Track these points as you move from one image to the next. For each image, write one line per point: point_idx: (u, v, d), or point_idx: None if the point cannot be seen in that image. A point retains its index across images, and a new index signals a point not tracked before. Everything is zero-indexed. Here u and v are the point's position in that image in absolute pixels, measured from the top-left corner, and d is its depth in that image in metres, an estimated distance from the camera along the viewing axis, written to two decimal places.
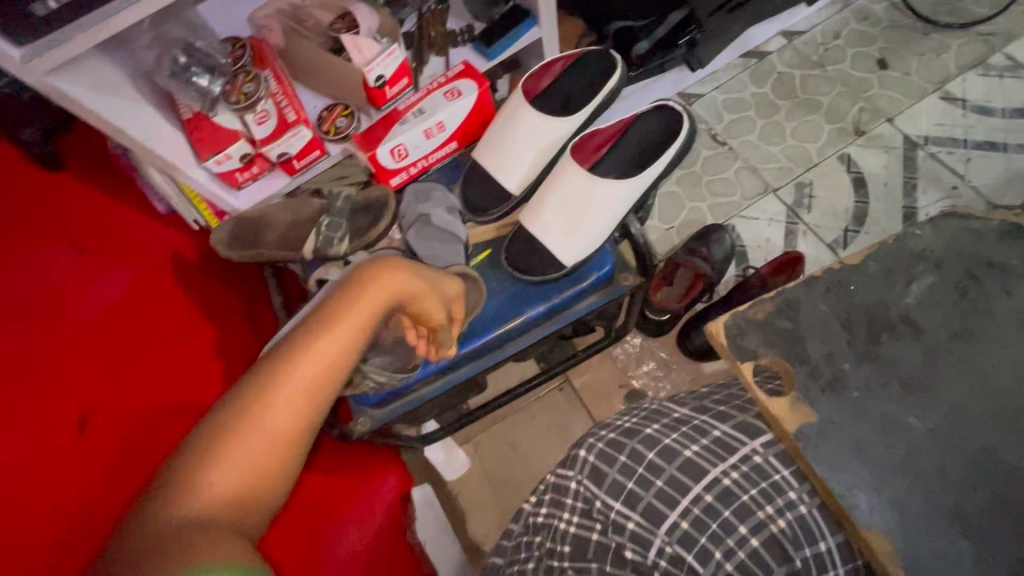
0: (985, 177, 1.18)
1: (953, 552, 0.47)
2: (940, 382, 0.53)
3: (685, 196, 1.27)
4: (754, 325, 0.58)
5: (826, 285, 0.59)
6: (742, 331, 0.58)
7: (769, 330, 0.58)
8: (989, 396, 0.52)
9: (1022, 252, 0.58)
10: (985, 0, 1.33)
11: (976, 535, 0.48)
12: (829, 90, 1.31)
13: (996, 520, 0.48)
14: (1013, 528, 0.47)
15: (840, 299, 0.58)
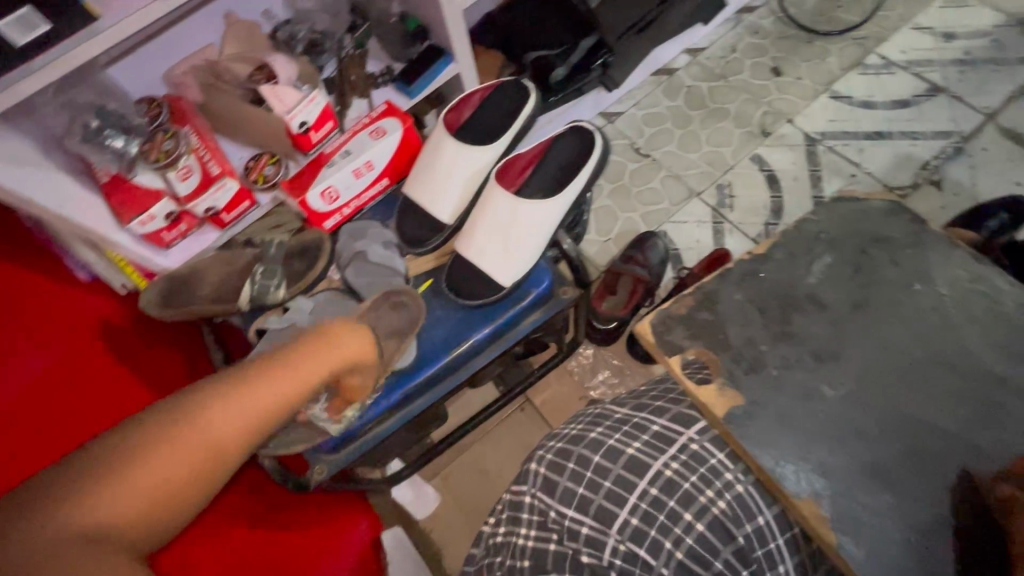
0: (878, 164, 1.30)
1: (874, 505, 0.52)
2: (846, 351, 0.58)
3: (617, 208, 1.34)
4: (679, 320, 0.62)
5: (739, 275, 0.64)
6: (668, 327, 0.62)
7: (691, 323, 0.62)
8: (889, 358, 0.57)
9: (903, 224, 0.64)
10: (856, 8, 1.49)
11: (893, 487, 0.52)
12: (734, 99, 1.43)
13: (908, 470, 0.52)
14: (922, 475, 0.52)
15: (752, 285, 0.63)
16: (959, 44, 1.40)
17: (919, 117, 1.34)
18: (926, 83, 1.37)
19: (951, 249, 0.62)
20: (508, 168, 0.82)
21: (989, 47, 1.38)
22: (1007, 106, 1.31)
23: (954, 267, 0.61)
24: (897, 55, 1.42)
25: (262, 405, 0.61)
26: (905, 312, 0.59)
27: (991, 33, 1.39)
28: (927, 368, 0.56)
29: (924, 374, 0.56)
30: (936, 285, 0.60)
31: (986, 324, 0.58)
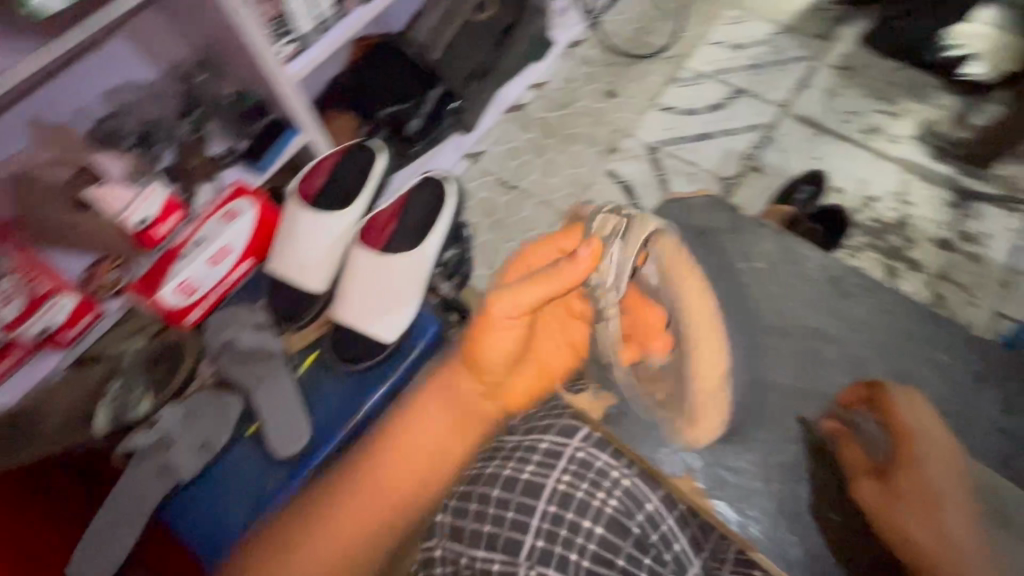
0: (709, 159, 1.50)
1: (733, 464, 0.61)
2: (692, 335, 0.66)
3: (499, 240, 1.44)
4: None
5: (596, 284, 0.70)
6: None
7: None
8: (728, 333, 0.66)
9: (719, 213, 0.74)
10: (663, 32, 1.72)
11: (745, 443, 0.61)
12: (580, 123, 1.59)
13: (754, 426, 0.62)
14: (765, 427, 0.62)
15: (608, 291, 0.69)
16: (749, 52, 1.66)
17: (732, 115, 1.56)
18: (731, 87, 1.61)
19: (758, 228, 0.73)
20: (370, 228, 0.84)
21: (772, 51, 1.65)
22: (795, 97, 1.57)
23: (762, 244, 0.72)
24: (703, 67, 1.65)
25: (420, 456, 0.76)
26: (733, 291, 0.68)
27: (770, 40, 1.67)
28: (757, 334, 0.66)
29: (757, 340, 0.66)
30: (752, 262, 0.70)
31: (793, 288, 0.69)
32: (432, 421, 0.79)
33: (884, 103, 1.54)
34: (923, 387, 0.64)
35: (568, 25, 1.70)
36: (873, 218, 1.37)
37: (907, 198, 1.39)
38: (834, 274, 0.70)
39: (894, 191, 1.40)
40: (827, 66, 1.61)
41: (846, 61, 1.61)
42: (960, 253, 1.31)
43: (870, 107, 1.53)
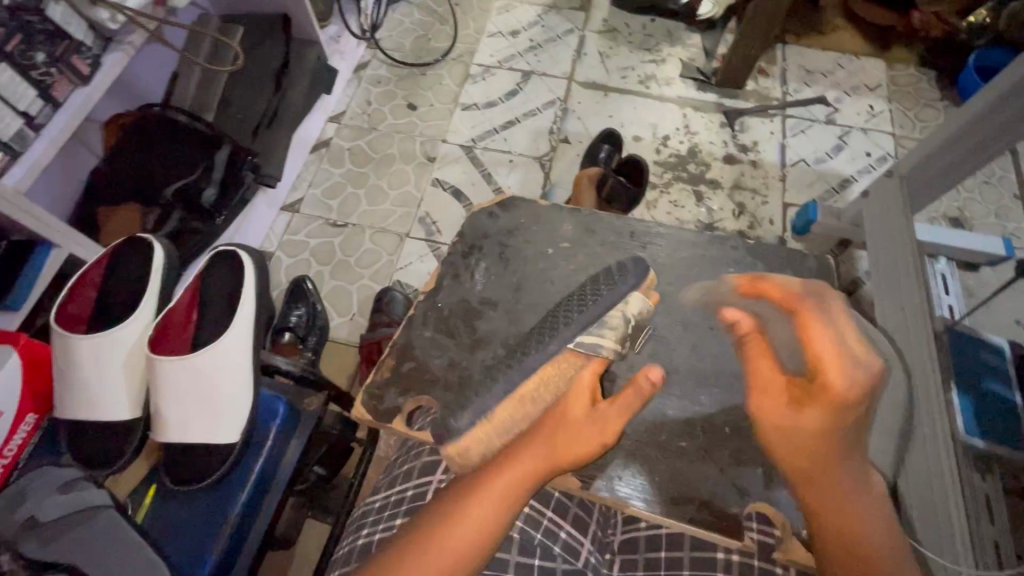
0: (521, 142, 1.57)
1: None
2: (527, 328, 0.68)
3: (346, 282, 1.37)
4: (387, 383, 0.66)
5: (423, 311, 0.70)
6: (379, 397, 0.65)
7: (400, 379, 0.66)
8: None
9: (520, 203, 0.78)
10: (442, 36, 1.76)
11: None
12: (391, 142, 1.58)
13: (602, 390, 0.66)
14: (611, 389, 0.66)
15: (435, 311, 0.69)
16: (524, 36, 1.76)
17: (529, 97, 1.65)
18: (519, 72, 1.69)
19: (557, 206, 0.77)
20: (165, 328, 0.73)
21: (544, 31, 1.77)
22: (576, 67, 1.70)
23: (564, 220, 0.76)
24: (489, 60, 1.72)
25: (496, 496, 0.51)
26: (551, 272, 0.72)
27: (539, 21, 1.79)
28: None
29: None
30: (560, 242, 0.74)
31: (601, 253, 0.74)
32: (517, 463, 0.53)
33: (649, 53, 1.72)
34: (724, 300, 0.72)
35: (347, 49, 1.67)
36: (670, 155, 1.54)
37: (691, 130, 1.57)
38: (630, 225, 0.76)
39: (680, 127, 1.58)
40: (594, 32, 1.76)
41: (608, 24, 1.77)
42: (744, 163, 1.52)
43: (640, 60, 1.71)
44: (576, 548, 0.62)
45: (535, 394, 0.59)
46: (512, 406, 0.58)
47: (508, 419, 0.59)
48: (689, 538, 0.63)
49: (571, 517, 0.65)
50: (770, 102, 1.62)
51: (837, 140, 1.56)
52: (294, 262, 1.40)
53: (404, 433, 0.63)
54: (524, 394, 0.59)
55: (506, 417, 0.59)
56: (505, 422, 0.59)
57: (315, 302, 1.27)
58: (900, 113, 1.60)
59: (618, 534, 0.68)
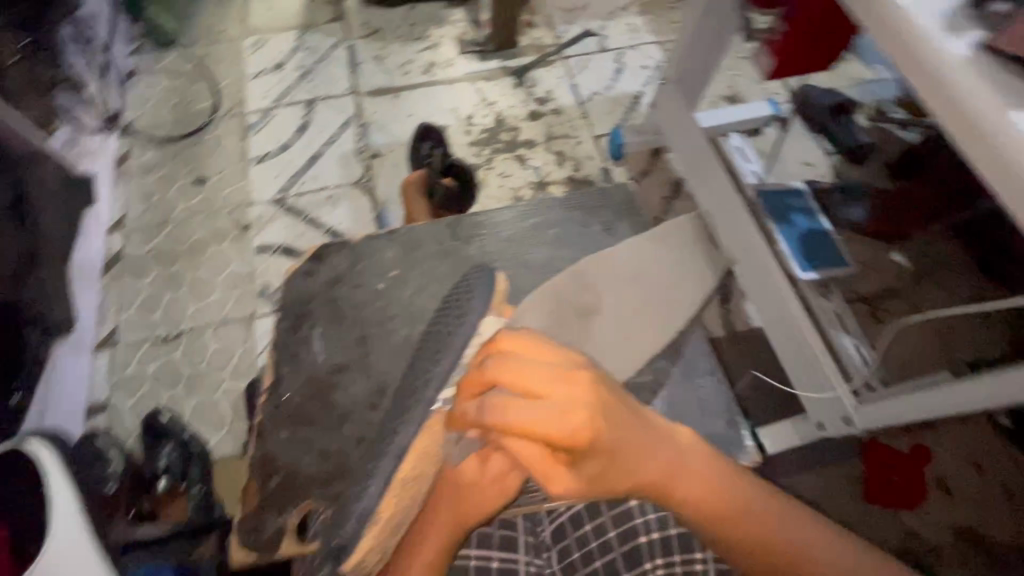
0: (332, 173, 1.49)
1: None
2: (388, 378, 0.64)
3: (208, 392, 1.23)
4: (260, 510, 0.59)
5: (273, 410, 0.63)
6: (257, 528, 0.59)
7: (272, 500, 0.60)
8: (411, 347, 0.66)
9: (332, 250, 0.73)
10: (202, 94, 1.60)
11: None
12: (194, 226, 1.41)
13: None
14: None
15: (285, 406, 0.63)
16: (290, 66, 1.66)
17: (322, 124, 1.56)
18: (301, 104, 1.59)
19: (372, 238, 0.74)
20: None
21: (308, 53, 1.68)
22: (357, 79, 1.63)
23: (385, 250, 0.73)
24: (263, 103, 1.59)
25: None
26: (390, 310, 0.68)
27: (299, 45, 1.69)
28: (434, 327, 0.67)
29: None
30: (388, 273, 0.71)
31: (433, 266, 0.72)
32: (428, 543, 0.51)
33: (421, 42, 1.70)
34: (563, 262, 0.74)
35: (95, 147, 1.44)
36: (480, 131, 1.54)
37: (489, 101, 1.59)
38: (450, 227, 0.75)
39: (479, 102, 1.59)
40: (359, 39, 1.70)
41: (370, 26, 1.72)
42: (547, 114, 1.58)
43: (415, 51, 1.68)
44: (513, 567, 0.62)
45: (421, 469, 0.53)
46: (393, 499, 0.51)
47: (397, 509, 0.52)
48: (604, 502, 0.65)
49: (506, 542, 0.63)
50: (547, 50, 1.69)
51: (615, 64, 1.67)
52: (137, 400, 1.22)
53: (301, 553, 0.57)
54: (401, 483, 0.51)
55: (392, 513, 0.52)
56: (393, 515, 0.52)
57: (182, 432, 1.13)
58: (654, 22, 1.76)
59: (546, 525, 0.67)
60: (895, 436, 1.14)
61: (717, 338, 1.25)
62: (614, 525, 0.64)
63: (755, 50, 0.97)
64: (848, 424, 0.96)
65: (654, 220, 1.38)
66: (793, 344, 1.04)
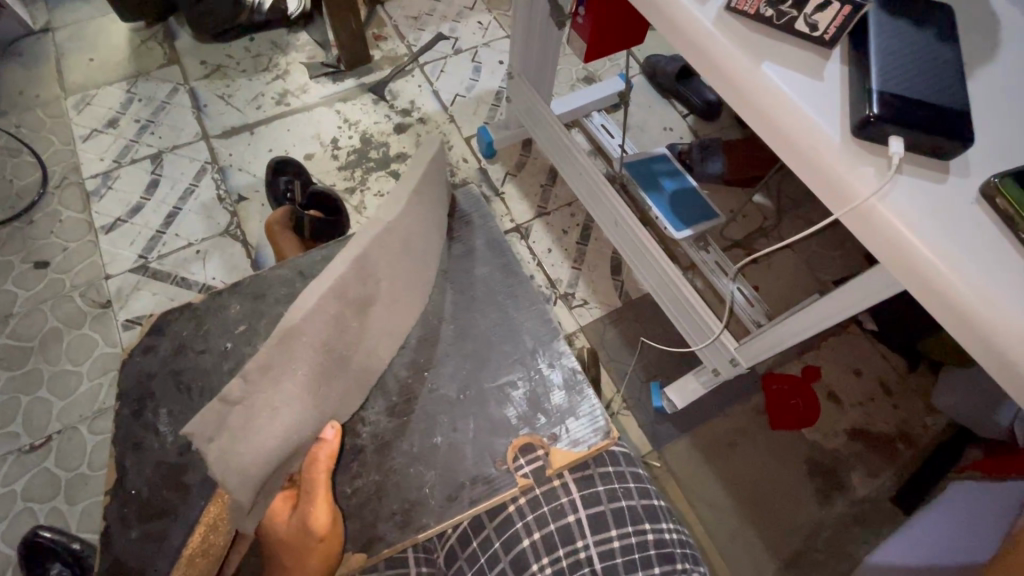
0: (195, 227, 1.38)
1: (376, 488, 0.61)
2: None
3: (92, 496, 1.10)
4: None
5: (119, 509, 0.58)
6: None
7: None
8: None
9: (168, 318, 0.67)
10: (25, 168, 1.43)
11: (373, 464, 0.62)
12: (42, 316, 1.26)
13: (361, 445, 0.63)
14: (370, 433, 0.63)
15: (137, 502, 0.58)
16: (125, 120, 1.52)
17: (172, 177, 1.45)
18: (146, 158, 1.47)
19: (211, 297, 0.68)
20: None
21: (144, 103, 1.55)
22: (205, 122, 1.53)
23: (229, 306, 0.68)
24: (101, 166, 1.45)
25: None
26: (240, 368, 0.64)
27: (131, 97, 1.55)
28: None
29: None
30: (235, 329, 0.66)
31: (282, 312, 0.68)
32: None
33: (268, 72, 1.62)
34: None
35: None
36: (348, 154, 1.50)
37: (352, 121, 1.55)
38: (298, 266, 0.71)
39: (341, 124, 1.54)
40: (199, 80, 1.59)
41: (209, 64, 1.62)
42: (413, 124, 1.55)
43: (263, 83, 1.60)
44: None
45: None
46: None
47: None
48: (485, 514, 0.63)
49: None
50: (402, 60, 1.66)
51: (472, 63, 1.68)
52: (10, 525, 1.07)
53: None
54: None
55: None
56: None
57: (67, 548, 1.00)
58: (503, 16, 1.78)
59: (439, 551, 0.65)
60: (785, 362, 1.24)
61: (614, 311, 1.30)
62: (497, 536, 0.61)
63: (568, 38, 0.97)
64: (734, 363, 1.01)
65: (537, 211, 1.42)
66: (675, 299, 1.09)
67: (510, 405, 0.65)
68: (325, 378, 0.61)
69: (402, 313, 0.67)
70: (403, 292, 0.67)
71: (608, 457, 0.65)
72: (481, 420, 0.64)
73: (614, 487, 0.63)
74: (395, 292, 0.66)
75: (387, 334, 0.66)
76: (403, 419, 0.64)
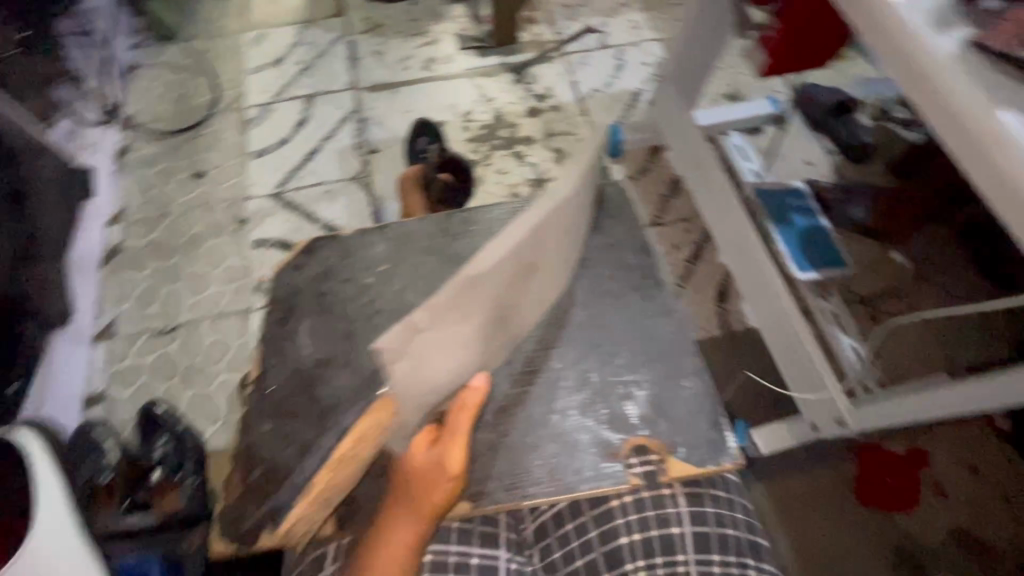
0: (330, 168, 1.49)
1: (487, 448, 0.63)
2: None
3: (202, 386, 1.23)
4: (242, 500, 0.60)
5: (256, 403, 0.64)
6: (239, 517, 0.59)
7: (254, 491, 0.60)
8: None
9: (321, 246, 0.73)
10: (201, 88, 1.61)
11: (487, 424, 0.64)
12: (191, 219, 1.42)
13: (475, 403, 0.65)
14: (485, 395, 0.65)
15: (271, 401, 0.64)
16: (290, 60, 1.66)
17: (318, 120, 1.56)
18: (301, 98, 1.60)
19: (359, 234, 0.74)
20: None
21: (309, 48, 1.68)
22: (357, 74, 1.63)
23: (374, 246, 0.73)
24: (262, 98, 1.59)
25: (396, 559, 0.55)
26: (376, 305, 0.68)
27: (299, 40, 1.69)
28: None
29: None
30: (376, 268, 0.71)
31: (421, 263, 0.71)
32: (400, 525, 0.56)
33: (421, 37, 1.70)
34: None
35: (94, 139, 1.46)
36: (479, 128, 1.54)
37: (489, 97, 1.59)
38: (441, 224, 0.74)
39: (477, 98, 1.59)
40: (359, 34, 1.70)
41: (371, 21, 1.72)
42: (546, 110, 1.57)
43: (414, 47, 1.68)
44: (491, 564, 0.64)
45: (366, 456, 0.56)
46: (335, 478, 0.54)
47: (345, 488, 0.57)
48: (586, 501, 0.67)
49: (476, 539, 0.65)
50: (548, 46, 1.68)
51: (616, 60, 1.66)
52: (132, 392, 1.22)
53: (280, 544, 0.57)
54: (343, 463, 0.52)
55: (340, 486, 0.56)
56: (329, 491, 0.55)
57: (174, 425, 1.12)
58: (656, 19, 1.75)
59: (530, 523, 0.69)
60: (890, 438, 1.14)
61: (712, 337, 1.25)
62: (594, 525, 0.66)
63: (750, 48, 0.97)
64: (841, 425, 0.95)
65: (652, 220, 1.39)
66: (785, 343, 1.04)
67: (622, 405, 0.64)
68: (488, 329, 0.58)
69: (551, 284, 0.65)
70: (563, 263, 0.64)
71: (720, 481, 0.67)
72: (598, 412, 0.64)
73: (721, 511, 0.65)
74: (558, 261, 0.62)
75: (537, 302, 0.64)
76: (521, 389, 0.65)
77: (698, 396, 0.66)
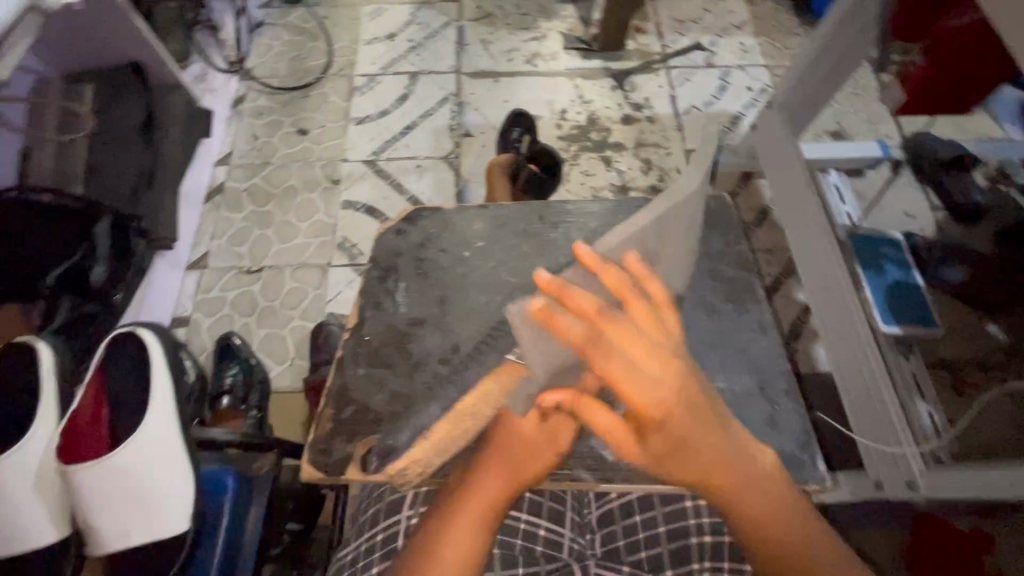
0: (423, 145, 1.54)
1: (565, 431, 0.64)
2: (460, 338, 0.67)
3: (278, 328, 1.31)
4: (330, 435, 0.64)
5: (351, 348, 0.68)
6: (326, 449, 0.63)
7: (342, 428, 0.64)
8: (482, 317, 0.68)
9: (427, 213, 0.76)
10: (317, 52, 1.70)
11: None
12: (290, 172, 1.51)
13: None
14: None
15: (365, 349, 0.68)
16: (401, 37, 1.72)
17: (418, 97, 1.62)
18: (406, 75, 1.66)
19: (464, 208, 0.77)
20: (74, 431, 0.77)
21: (420, 28, 1.74)
22: (462, 59, 1.68)
23: (476, 222, 0.75)
24: (370, 69, 1.67)
25: (479, 515, 0.54)
26: (472, 277, 0.71)
27: (412, 19, 1.76)
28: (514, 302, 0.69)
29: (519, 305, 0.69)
30: (476, 243, 0.74)
31: (519, 244, 0.73)
32: (490, 481, 0.55)
33: (528, 31, 1.73)
34: None
35: (217, 85, 1.58)
36: (571, 128, 1.55)
37: (586, 99, 1.60)
38: (543, 211, 0.76)
39: (574, 99, 1.60)
40: (469, 21, 1.75)
41: (482, 10, 1.77)
42: (640, 120, 1.56)
43: (520, 40, 1.71)
44: (557, 541, 0.66)
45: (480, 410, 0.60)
46: (450, 425, 0.61)
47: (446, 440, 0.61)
48: (659, 499, 0.67)
49: (544, 512, 0.67)
50: (652, 57, 1.67)
51: (719, 81, 1.64)
52: (215, 321, 1.31)
53: (361, 480, 0.61)
54: (466, 412, 0.60)
55: (444, 435, 0.61)
56: (444, 440, 0.61)
57: (248, 358, 1.20)
58: (767, 45, 1.71)
59: (594, 511, 0.70)
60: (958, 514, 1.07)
61: None
62: (664, 521, 0.66)
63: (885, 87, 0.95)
64: (910, 488, 0.91)
65: None
66: (861, 393, 1.00)
67: None
68: None
69: None
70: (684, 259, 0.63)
71: None
72: None
73: None
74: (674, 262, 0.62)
75: None
76: None
77: (783, 422, 0.65)
